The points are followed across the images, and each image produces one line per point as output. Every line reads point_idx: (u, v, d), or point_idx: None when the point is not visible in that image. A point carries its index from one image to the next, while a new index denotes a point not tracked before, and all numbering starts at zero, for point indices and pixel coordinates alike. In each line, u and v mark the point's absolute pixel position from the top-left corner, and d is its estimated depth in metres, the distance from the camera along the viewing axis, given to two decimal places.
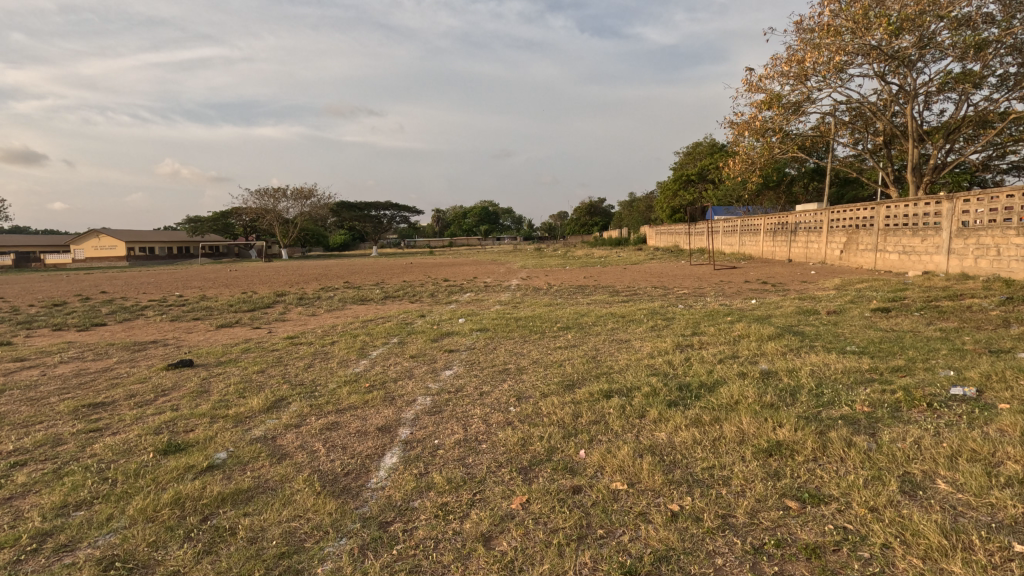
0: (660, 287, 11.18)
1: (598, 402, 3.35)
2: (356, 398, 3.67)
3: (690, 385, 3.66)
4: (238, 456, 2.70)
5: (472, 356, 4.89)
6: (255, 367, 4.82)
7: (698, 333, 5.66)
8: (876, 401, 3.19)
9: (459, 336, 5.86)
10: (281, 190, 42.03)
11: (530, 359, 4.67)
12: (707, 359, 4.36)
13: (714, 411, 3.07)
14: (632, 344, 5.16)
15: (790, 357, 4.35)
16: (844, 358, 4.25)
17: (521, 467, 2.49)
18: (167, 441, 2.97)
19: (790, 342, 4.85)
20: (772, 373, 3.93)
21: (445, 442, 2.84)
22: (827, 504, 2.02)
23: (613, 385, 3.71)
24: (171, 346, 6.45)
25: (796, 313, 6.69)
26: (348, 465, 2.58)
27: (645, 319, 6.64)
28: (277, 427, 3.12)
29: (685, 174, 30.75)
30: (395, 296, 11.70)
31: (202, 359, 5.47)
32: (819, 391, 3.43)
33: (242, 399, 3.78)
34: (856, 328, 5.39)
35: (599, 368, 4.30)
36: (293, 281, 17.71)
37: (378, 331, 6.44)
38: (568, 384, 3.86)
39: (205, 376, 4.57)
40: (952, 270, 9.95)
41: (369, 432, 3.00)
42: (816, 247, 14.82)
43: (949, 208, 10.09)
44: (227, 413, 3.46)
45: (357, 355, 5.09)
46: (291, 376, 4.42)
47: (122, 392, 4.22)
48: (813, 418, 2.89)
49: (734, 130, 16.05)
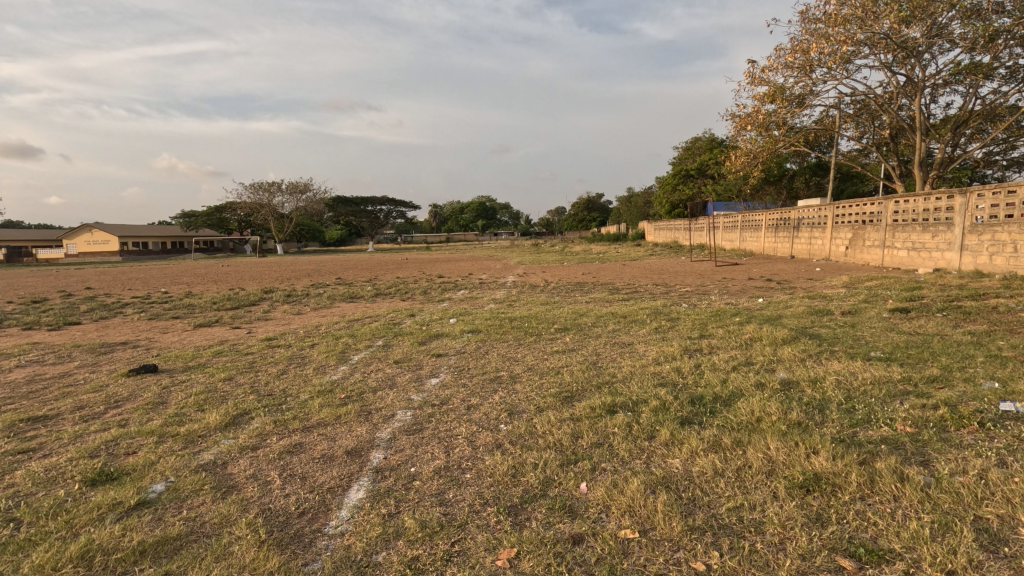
0: (662, 284, 10.76)
1: (601, 420, 2.94)
2: (327, 413, 3.24)
3: (703, 399, 3.26)
4: (177, 489, 2.28)
5: (461, 361, 4.46)
6: (223, 374, 4.38)
7: (706, 335, 5.25)
8: (918, 420, 2.79)
9: (449, 338, 5.45)
10: (275, 184, 41.45)
11: (525, 366, 4.27)
12: (719, 367, 3.97)
13: (735, 432, 2.66)
14: (636, 348, 4.74)
15: (811, 364, 3.95)
16: (871, 366, 3.84)
17: (511, 506, 2.09)
18: (99, 467, 2.54)
19: (807, 347, 4.45)
20: (794, 384, 3.52)
21: (423, 470, 2.43)
22: (890, 564, 1.62)
23: (616, 399, 3.30)
24: (141, 348, 6.01)
25: (808, 313, 6.30)
26: (304, 502, 2.18)
27: (649, 320, 6.21)
28: (230, 451, 2.70)
29: (684, 169, 30.29)
30: (386, 293, 11.27)
31: (169, 363, 5.03)
32: (850, 407, 3.02)
33: (199, 414, 3.35)
34: (877, 331, 5.00)
35: (601, 377, 3.88)
36: (283, 278, 17.23)
37: (363, 332, 6.01)
38: (565, 396, 3.45)
39: (167, 385, 4.14)
40: (965, 267, 9.59)
41: (336, 457, 2.59)
42: (820, 244, 14.43)
43: (962, 203, 9.69)
44: (178, 431, 3.03)
45: (336, 361, 4.66)
46: (260, 386, 3.99)
47: (69, 404, 3.77)
48: (851, 442, 2.49)
49: (735, 124, 15.62)
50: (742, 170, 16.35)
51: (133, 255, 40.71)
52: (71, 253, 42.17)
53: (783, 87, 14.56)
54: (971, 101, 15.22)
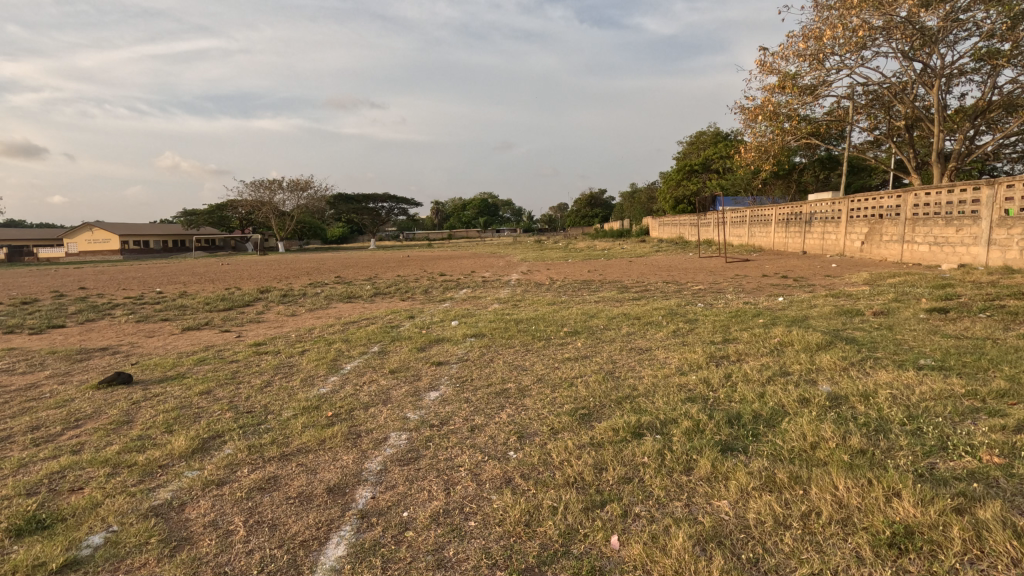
0: (673, 282, 10.31)
1: (626, 447, 2.52)
2: (310, 437, 2.82)
3: (742, 419, 2.84)
4: (116, 543, 1.87)
5: (463, 371, 4.04)
6: (201, 387, 3.95)
7: (731, 340, 4.82)
8: (1005, 446, 2.34)
9: (450, 344, 5.03)
10: (276, 182, 41.06)
11: (534, 376, 3.83)
12: (753, 379, 3.53)
13: (790, 464, 2.24)
14: (656, 355, 4.30)
15: (856, 375, 3.51)
16: (925, 377, 3.39)
17: (526, 569, 1.68)
18: (32, 510, 2.13)
19: (848, 354, 4.01)
20: (843, 399, 3.09)
21: (418, 516, 2.02)
22: None
23: (641, 418, 2.88)
24: (120, 355, 5.59)
25: (835, 313, 5.86)
26: (269, 563, 1.75)
27: (665, 322, 5.76)
28: (191, 487, 2.29)
29: (688, 164, 29.66)
30: (386, 292, 10.84)
31: (146, 372, 4.62)
32: (916, 430, 2.59)
33: (165, 437, 2.93)
34: (919, 334, 4.57)
35: (620, 390, 3.44)
36: (280, 276, 16.79)
37: (358, 337, 5.58)
38: (582, 414, 3.02)
39: (137, 400, 3.71)
40: (993, 263, 9.13)
41: (315, 497, 2.18)
42: (834, 239, 13.96)
43: (990, 195, 9.21)
44: (136, 460, 2.61)
45: (326, 371, 4.23)
46: (239, 402, 3.57)
47: (24, 424, 3.36)
48: (934, 478, 2.06)
49: (745, 115, 15.10)
50: (752, 163, 15.84)
51: (133, 254, 40.39)
52: (72, 252, 41.93)
53: (794, 76, 14.04)
54: (990, 91, 14.71)
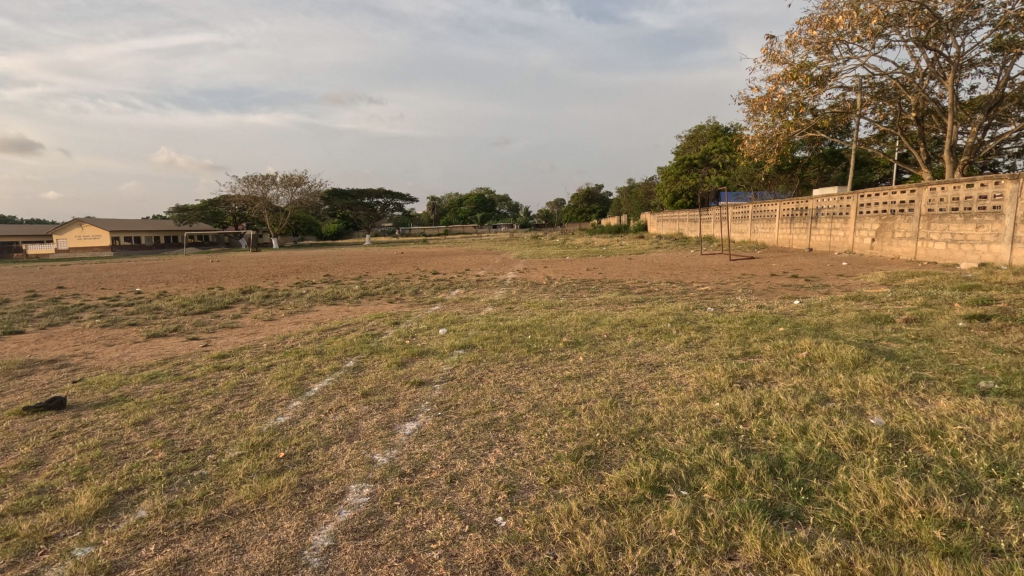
0: (678, 282, 9.76)
1: (647, 511, 1.97)
2: (249, 492, 2.25)
3: (787, 467, 2.28)
4: None
5: (447, 395, 3.46)
6: (138, 415, 3.36)
7: (752, 353, 4.27)
8: None
9: (435, 358, 4.46)
10: (269, 177, 40.14)
11: (528, 402, 3.26)
12: (790, 408, 2.96)
13: (869, 547, 1.69)
14: (670, 375, 3.73)
15: (912, 404, 2.94)
16: (997, 407, 2.82)
17: None
18: None
19: (894, 374, 3.45)
20: (905, 438, 2.53)
21: None
22: None
23: (661, 465, 2.32)
24: (68, 369, 4.98)
25: (862, 320, 5.29)
26: None
27: (675, 331, 5.18)
28: None
29: (688, 158, 29.05)
30: (373, 294, 10.26)
31: (85, 393, 4.02)
32: (1012, 485, 2.04)
33: (70, 490, 2.35)
34: (968, 348, 4.01)
35: (632, 422, 2.88)
36: (266, 275, 16.08)
37: (334, 347, 5.01)
38: (587, 457, 2.46)
39: (59, 432, 3.12)
40: (1017, 261, 8.60)
41: None
42: (842, 236, 13.43)
43: (1014, 190, 8.64)
44: (17, 530, 2.03)
45: (289, 395, 3.64)
46: (178, 436, 2.99)
47: None
48: None
49: (750, 107, 14.50)
50: (756, 156, 15.26)
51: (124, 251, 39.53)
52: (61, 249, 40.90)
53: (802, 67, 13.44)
54: (1005, 82, 14.12)
